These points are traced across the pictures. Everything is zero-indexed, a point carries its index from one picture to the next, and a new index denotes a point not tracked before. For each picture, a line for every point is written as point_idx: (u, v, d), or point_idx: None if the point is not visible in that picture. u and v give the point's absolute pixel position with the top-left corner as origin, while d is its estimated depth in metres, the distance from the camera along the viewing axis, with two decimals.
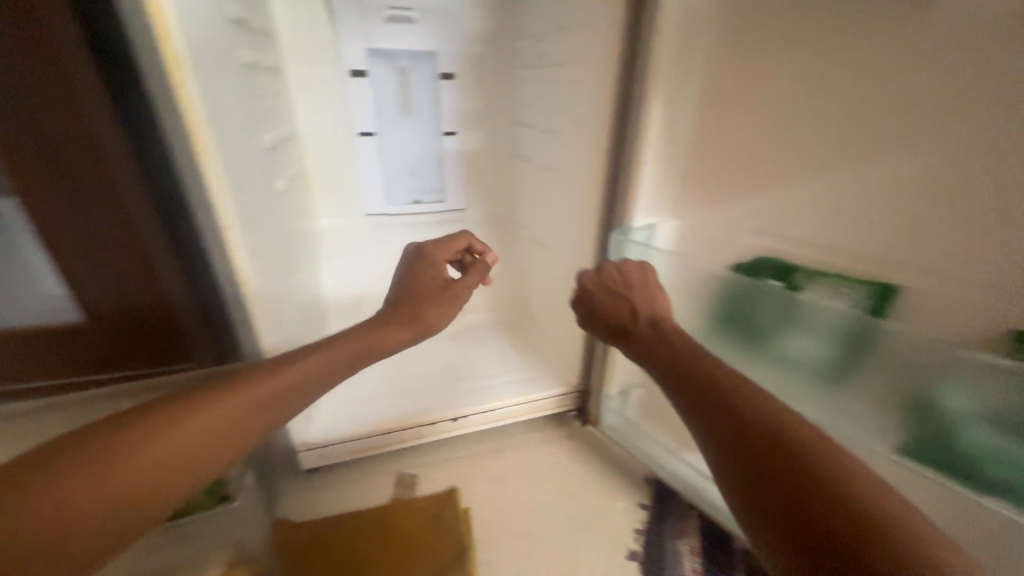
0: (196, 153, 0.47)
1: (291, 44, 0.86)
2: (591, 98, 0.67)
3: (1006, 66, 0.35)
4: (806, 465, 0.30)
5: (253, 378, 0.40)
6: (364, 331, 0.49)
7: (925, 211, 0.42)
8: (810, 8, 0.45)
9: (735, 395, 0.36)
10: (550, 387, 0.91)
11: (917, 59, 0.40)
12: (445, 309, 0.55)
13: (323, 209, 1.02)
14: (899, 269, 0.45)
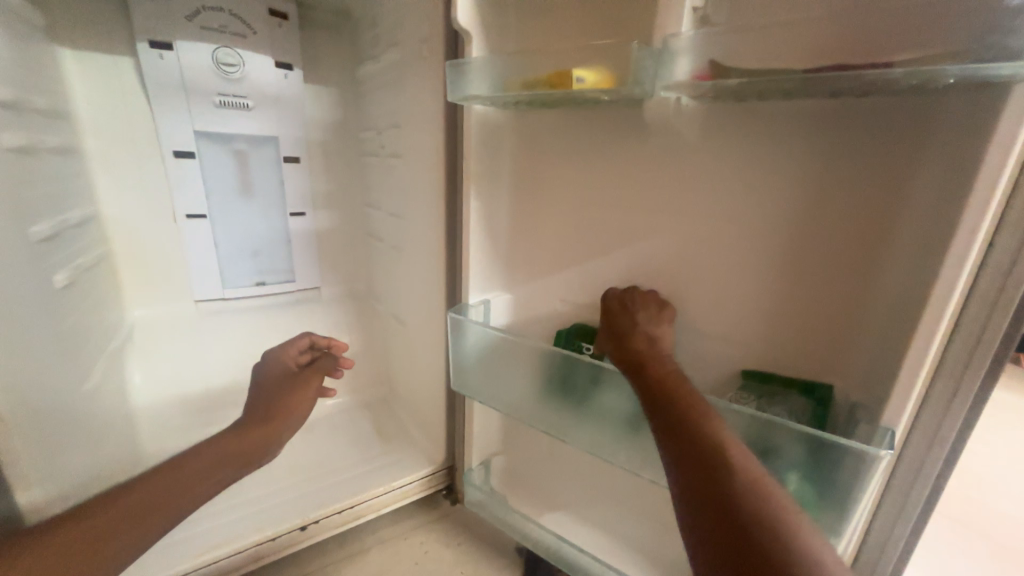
0: None
1: (91, 123, 0.77)
2: (427, 188, 0.74)
3: (693, 182, 0.50)
4: (750, 493, 0.32)
5: (118, 499, 0.41)
6: (239, 436, 0.52)
7: (674, 283, 0.54)
8: (578, 129, 0.56)
9: (699, 418, 0.38)
10: (415, 469, 0.87)
11: (650, 175, 0.52)
12: (307, 396, 0.60)
13: (135, 298, 0.88)
14: (669, 328, 0.56)
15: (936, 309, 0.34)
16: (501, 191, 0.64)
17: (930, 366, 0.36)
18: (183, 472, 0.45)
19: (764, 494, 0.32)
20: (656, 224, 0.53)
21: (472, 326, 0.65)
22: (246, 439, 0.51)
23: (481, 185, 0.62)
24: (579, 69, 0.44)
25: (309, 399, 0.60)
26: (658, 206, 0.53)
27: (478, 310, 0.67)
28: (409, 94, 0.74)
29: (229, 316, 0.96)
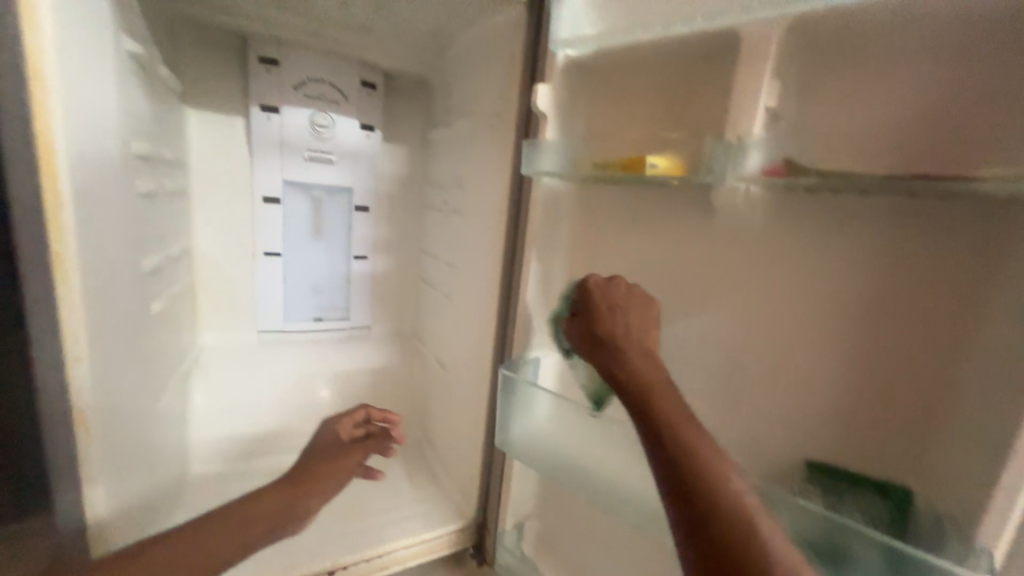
0: (57, 284, 0.47)
1: (200, 169, 0.88)
2: (486, 245, 0.78)
3: (756, 265, 0.50)
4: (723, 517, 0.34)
5: (214, 521, 0.54)
6: (297, 486, 0.60)
7: (733, 364, 0.53)
8: (642, 204, 0.58)
9: (681, 435, 0.39)
10: (444, 523, 0.85)
11: (712, 253, 0.53)
12: (347, 473, 0.64)
13: (208, 325, 0.95)
14: (728, 408, 0.54)
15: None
16: (559, 255, 0.67)
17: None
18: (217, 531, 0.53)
19: (734, 514, 0.34)
20: (718, 301, 0.54)
21: (522, 383, 0.66)
22: (297, 493, 0.60)
23: (541, 249, 0.66)
24: (654, 156, 0.47)
25: (348, 476, 0.64)
26: (720, 284, 0.53)
27: (528, 368, 0.68)
28: (478, 159, 0.80)
29: (284, 349, 1.01)
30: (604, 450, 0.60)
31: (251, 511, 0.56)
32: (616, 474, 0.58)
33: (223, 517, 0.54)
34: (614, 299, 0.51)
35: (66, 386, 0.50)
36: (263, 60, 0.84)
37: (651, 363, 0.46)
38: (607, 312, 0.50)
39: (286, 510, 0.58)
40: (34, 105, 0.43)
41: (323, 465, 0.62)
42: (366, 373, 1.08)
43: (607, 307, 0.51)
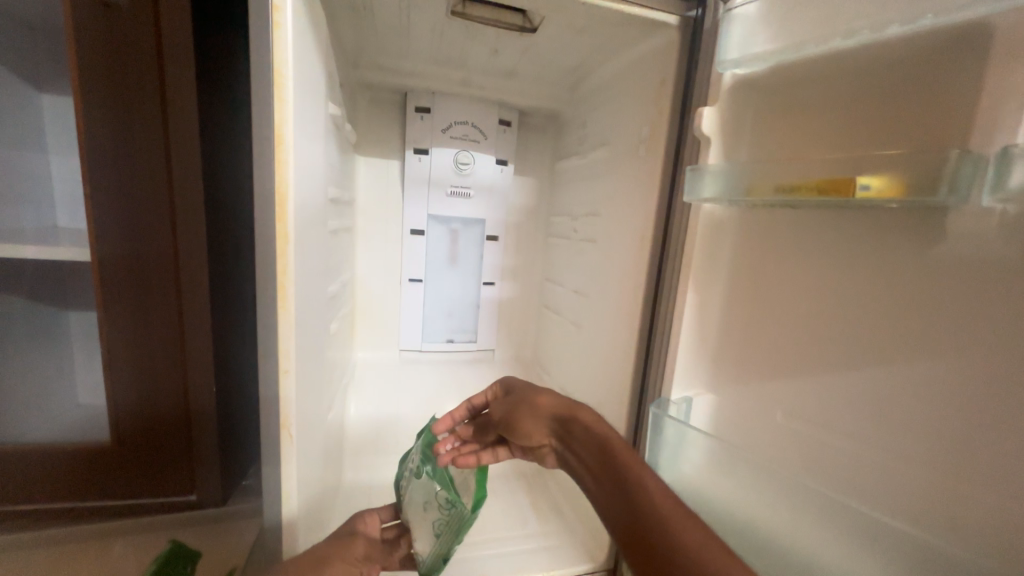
0: (276, 308, 0.57)
1: (365, 206, 1.01)
2: (625, 273, 0.75)
3: (1006, 304, 0.38)
4: (653, 510, 0.47)
5: None
6: (295, 561, 0.55)
7: (970, 434, 0.40)
8: (829, 232, 0.51)
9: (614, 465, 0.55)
10: (573, 562, 0.81)
11: (961, 284, 0.40)
12: (348, 567, 0.60)
13: (361, 343, 1.07)
14: (960, 491, 0.41)
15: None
16: (716, 288, 0.62)
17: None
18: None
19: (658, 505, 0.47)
20: (965, 343, 0.40)
21: (671, 424, 0.61)
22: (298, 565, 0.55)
23: (699, 276, 0.62)
24: (865, 176, 0.41)
25: (350, 572, 0.60)
26: (969, 324, 0.40)
27: (679, 408, 0.63)
28: (617, 187, 0.79)
29: (420, 369, 1.09)
30: (790, 517, 0.50)
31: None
32: (802, 550, 0.49)
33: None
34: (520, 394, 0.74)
35: (280, 395, 0.59)
36: (418, 109, 0.95)
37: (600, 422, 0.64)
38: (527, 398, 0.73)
39: None
40: (275, 162, 0.53)
41: (338, 549, 0.61)
42: None
43: (511, 403, 0.73)
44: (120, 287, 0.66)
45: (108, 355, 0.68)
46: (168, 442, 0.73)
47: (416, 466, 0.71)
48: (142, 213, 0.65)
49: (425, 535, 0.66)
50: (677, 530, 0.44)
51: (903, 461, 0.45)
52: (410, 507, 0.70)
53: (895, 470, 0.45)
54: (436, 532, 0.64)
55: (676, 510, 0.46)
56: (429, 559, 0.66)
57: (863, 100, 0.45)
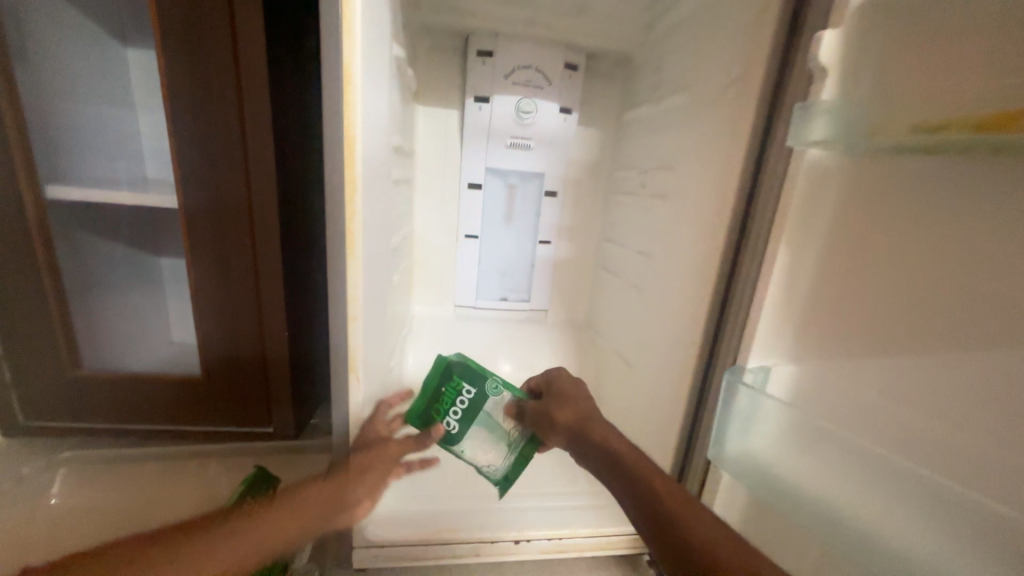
0: (346, 256, 0.58)
1: (423, 159, 0.99)
2: (700, 232, 0.69)
3: None
4: (680, 517, 0.52)
5: (270, 520, 0.57)
6: (342, 480, 0.65)
7: None
8: (970, 182, 0.42)
9: (637, 469, 0.57)
10: (621, 522, 0.82)
11: None
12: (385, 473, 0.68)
13: (419, 297, 1.09)
14: None
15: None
16: (812, 248, 0.55)
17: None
18: (215, 548, 0.52)
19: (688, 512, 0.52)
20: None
21: (746, 393, 0.58)
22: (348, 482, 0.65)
23: (794, 233, 0.56)
24: None
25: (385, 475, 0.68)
26: None
27: (756, 376, 0.59)
28: (695, 135, 0.71)
29: (474, 325, 1.10)
30: (884, 502, 0.46)
31: (260, 527, 0.56)
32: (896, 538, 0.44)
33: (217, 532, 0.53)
34: (559, 392, 0.70)
35: (348, 340, 0.61)
36: (480, 53, 0.90)
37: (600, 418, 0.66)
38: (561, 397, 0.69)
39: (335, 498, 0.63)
40: (343, 104, 0.52)
41: (374, 456, 0.67)
42: (543, 357, 1.10)
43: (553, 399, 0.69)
44: (201, 234, 0.71)
45: (195, 296, 0.74)
46: (248, 379, 0.79)
47: (466, 401, 0.67)
48: (218, 161, 0.67)
49: (494, 450, 0.69)
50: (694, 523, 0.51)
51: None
52: (471, 436, 0.68)
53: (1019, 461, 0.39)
54: (509, 445, 0.69)
55: (703, 515, 0.52)
56: (501, 471, 0.70)
57: None
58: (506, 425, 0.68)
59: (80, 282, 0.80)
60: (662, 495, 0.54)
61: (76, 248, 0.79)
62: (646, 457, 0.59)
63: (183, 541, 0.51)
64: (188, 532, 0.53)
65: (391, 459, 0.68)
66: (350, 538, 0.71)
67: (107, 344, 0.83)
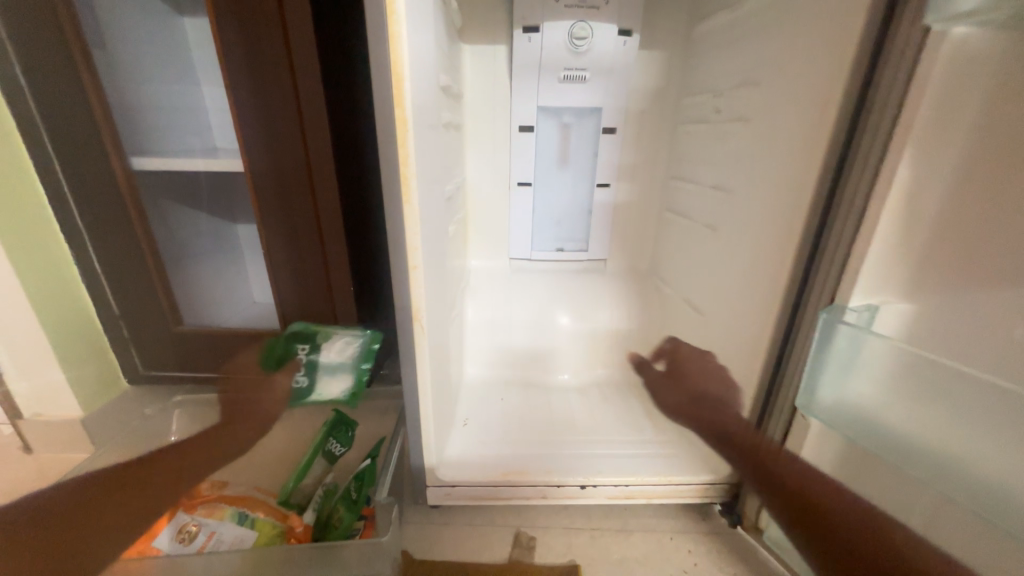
0: (403, 202, 0.57)
1: (471, 103, 0.94)
2: (792, 154, 0.59)
3: None
4: (821, 504, 0.45)
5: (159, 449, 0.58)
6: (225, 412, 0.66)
7: None
8: None
9: (772, 458, 0.51)
10: (692, 471, 0.79)
11: None
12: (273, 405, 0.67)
13: (474, 251, 1.08)
14: None
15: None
16: (942, 160, 0.46)
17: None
18: (130, 484, 0.52)
19: (831, 499, 0.45)
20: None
21: (847, 336, 0.51)
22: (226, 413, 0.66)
23: (920, 141, 0.46)
24: None
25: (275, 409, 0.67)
26: None
27: (859, 316, 0.52)
28: (787, 37, 0.60)
29: (530, 277, 1.08)
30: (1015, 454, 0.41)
31: (145, 457, 0.56)
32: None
33: (138, 476, 0.53)
34: (684, 371, 0.68)
35: (410, 288, 0.62)
36: None
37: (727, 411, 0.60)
38: (694, 376, 0.68)
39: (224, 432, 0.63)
40: (388, 38, 0.49)
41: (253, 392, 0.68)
42: (604, 307, 1.06)
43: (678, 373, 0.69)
44: (267, 195, 0.74)
45: (268, 254, 0.79)
46: (322, 332, 0.85)
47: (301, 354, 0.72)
48: (276, 120, 0.70)
49: (335, 391, 0.71)
50: (782, 456, 0.52)
51: None
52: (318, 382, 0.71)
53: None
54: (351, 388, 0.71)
55: (842, 495, 0.46)
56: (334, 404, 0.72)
57: None
58: (349, 365, 0.72)
59: (170, 246, 0.87)
60: (797, 482, 0.48)
61: (164, 215, 0.85)
62: (753, 427, 0.56)
63: (105, 483, 0.52)
64: (110, 475, 0.53)
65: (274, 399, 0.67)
66: (424, 476, 0.75)
67: (200, 304, 0.92)
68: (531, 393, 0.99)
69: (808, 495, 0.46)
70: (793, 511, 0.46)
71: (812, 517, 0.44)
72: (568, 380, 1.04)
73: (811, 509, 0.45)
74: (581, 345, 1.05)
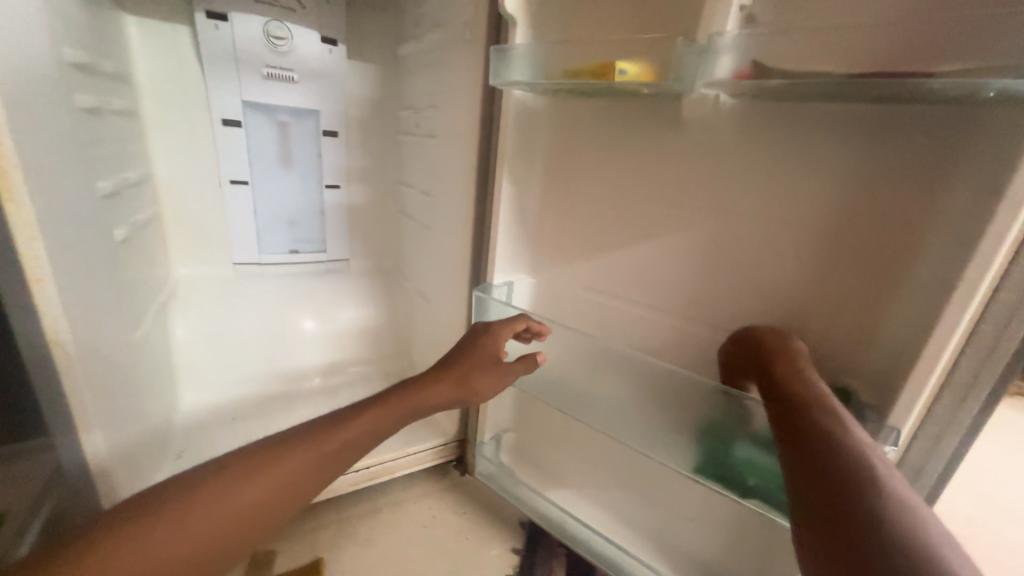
0: (2, 201, 0.44)
1: (150, 85, 0.82)
2: (462, 166, 0.75)
3: (711, 189, 0.52)
4: (820, 456, 0.33)
5: (243, 463, 0.42)
6: (406, 401, 0.52)
7: (709, 289, 0.55)
8: (625, 127, 0.57)
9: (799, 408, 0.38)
10: (428, 439, 0.92)
11: (706, 169, 0.52)
12: (490, 378, 0.58)
13: (181, 258, 0.94)
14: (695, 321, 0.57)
15: (958, 302, 0.36)
16: (533, 179, 0.68)
17: (948, 358, 0.38)
18: (190, 522, 0.38)
19: (857, 467, 0.31)
20: (699, 216, 0.54)
21: (495, 305, 0.67)
22: (384, 416, 0.50)
23: (515, 165, 0.65)
24: (625, 62, 0.46)
25: (496, 381, 0.58)
26: (705, 201, 0.53)
27: (502, 291, 0.70)
28: (453, 73, 0.75)
29: (262, 283, 1.01)
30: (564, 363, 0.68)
31: (235, 480, 0.41)
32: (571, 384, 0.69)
33: (182, 506, 0.39)
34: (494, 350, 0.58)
35: (36, 306, 0.49)
36: None
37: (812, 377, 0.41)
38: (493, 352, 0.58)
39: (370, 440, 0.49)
40: None
41: (467, 364, 0.57)
42: (348, 306, 1.09)
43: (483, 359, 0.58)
44: None
45: None
46: None
47: None
48: None
49: None
50: (828, 404, 0.38)
51: (666, 313, 0.60)
52: None
53: (658, 315, 0.61)
54: None
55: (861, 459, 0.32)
56: None
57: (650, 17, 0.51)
58: None
59: None
60: (822, 438, 0.34)
61: None
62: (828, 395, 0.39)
63: (182, 515, 0.38)
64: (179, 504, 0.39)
65: (492, 363, 0.57)
66: None
67: None
68: (272, 406, 0.93)
69: (841, 466, 0.32)
70: (790, 456, 0.35)
71: (816, 487, 0.32)
72: (318, 384, 1.01)
73: (818, 472, 0.32)
74: (327, 346, 1.05)
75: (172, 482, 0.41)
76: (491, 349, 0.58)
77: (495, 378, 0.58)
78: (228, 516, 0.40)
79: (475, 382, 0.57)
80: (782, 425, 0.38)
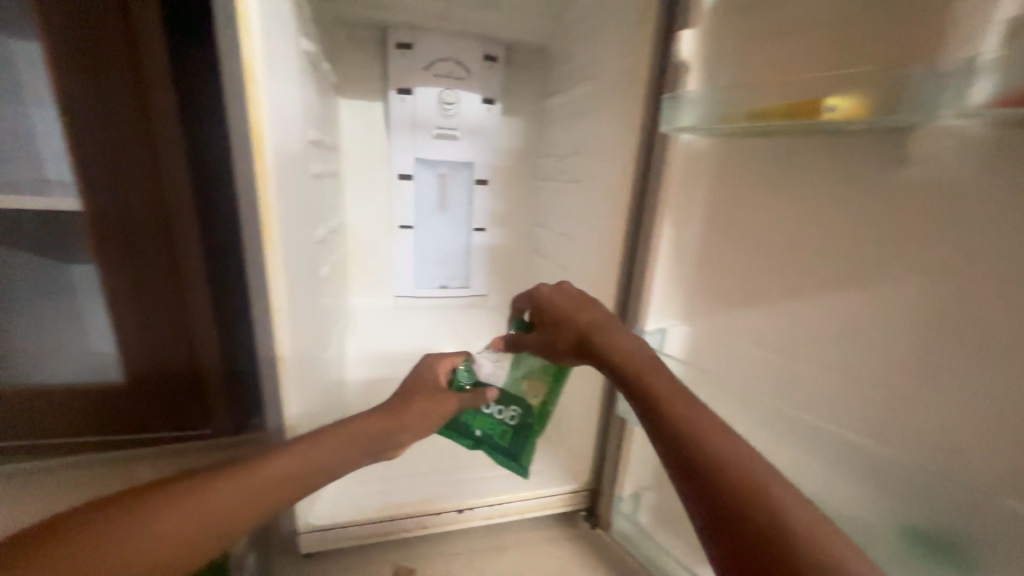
0: (264, 250, 0.58)
1: (350, 150, 1.01)
2: (608, 211, 0.75)
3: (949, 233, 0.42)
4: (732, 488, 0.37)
5: (252, 464, 0.51)
6: (377, 419, 0.60)
7: (944, 358, 0.44)
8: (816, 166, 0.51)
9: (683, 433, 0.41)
10: (559, 482, 0.89)
11: (938, 210, 0.43)
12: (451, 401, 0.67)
13: (357, 289, 1.11)
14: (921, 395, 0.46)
15: None
16: (695, 219, 0.64)
17: None
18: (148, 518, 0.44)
19: (745, 481, 0.37)
20: (928, 265, 0.44)
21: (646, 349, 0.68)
22: (372, 427, 0.59)
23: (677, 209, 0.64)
24: (834, 97, 0.42)
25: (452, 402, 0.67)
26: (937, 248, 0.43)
27: (655, 337, 0.68)
28: (599, 122, 0.77)
29: (415, 314, 1.13)
30: (739, 427, 0.60)
31: (222, 479, 0.49)
32: None
33: (148, 497, 0.46)
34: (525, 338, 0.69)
35: (274, 330, 0.62)
36: (399, 46, 0.93)
37: (668, 381, 0.47)
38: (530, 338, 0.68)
39: (307, 474, 0.52)
40: (247, 101, 0.52)
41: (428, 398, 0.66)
42: (484, 340, 1.14)
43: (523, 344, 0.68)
44: (115, 241, 0.70)
45: (113, 302, 0.73)
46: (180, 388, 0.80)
47: None
48: (124, 163, 0.67)
49: None
50: (694, 421, 0.42)
51: (873, 380, 0.49)
52: None
53: (860, 381, 0.50)
54: None
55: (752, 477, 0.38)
56: None
57: (856, 47, 0.46)
58: None
59: None
60: (716, 458, 0.39)
61: None
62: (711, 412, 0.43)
63: (149, 506, 0.45)
64: (174, 492, 0.46)
65: (429, 389, 0.67)
66: (293, 524, 0.72)
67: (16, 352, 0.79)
68: None
69: (743, 495, 0.37)
70: (685, 479, 0.40)
71: (713, 505, 0.38)
72: None
73: (697, 478, 0.39)
74: None
75: (179, 474, 0.49)
76: (428, 379, 0.68)
77: (441, 406, 0.66)
78: (186, 535, 0.45)
79: (409, 413, 0.63)
80: (666, 444, 0.42)
